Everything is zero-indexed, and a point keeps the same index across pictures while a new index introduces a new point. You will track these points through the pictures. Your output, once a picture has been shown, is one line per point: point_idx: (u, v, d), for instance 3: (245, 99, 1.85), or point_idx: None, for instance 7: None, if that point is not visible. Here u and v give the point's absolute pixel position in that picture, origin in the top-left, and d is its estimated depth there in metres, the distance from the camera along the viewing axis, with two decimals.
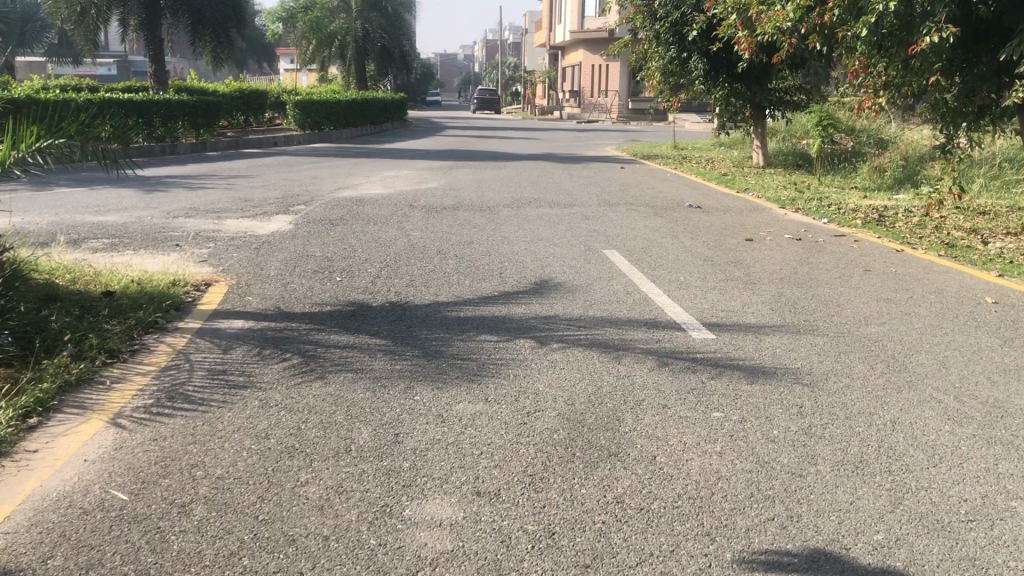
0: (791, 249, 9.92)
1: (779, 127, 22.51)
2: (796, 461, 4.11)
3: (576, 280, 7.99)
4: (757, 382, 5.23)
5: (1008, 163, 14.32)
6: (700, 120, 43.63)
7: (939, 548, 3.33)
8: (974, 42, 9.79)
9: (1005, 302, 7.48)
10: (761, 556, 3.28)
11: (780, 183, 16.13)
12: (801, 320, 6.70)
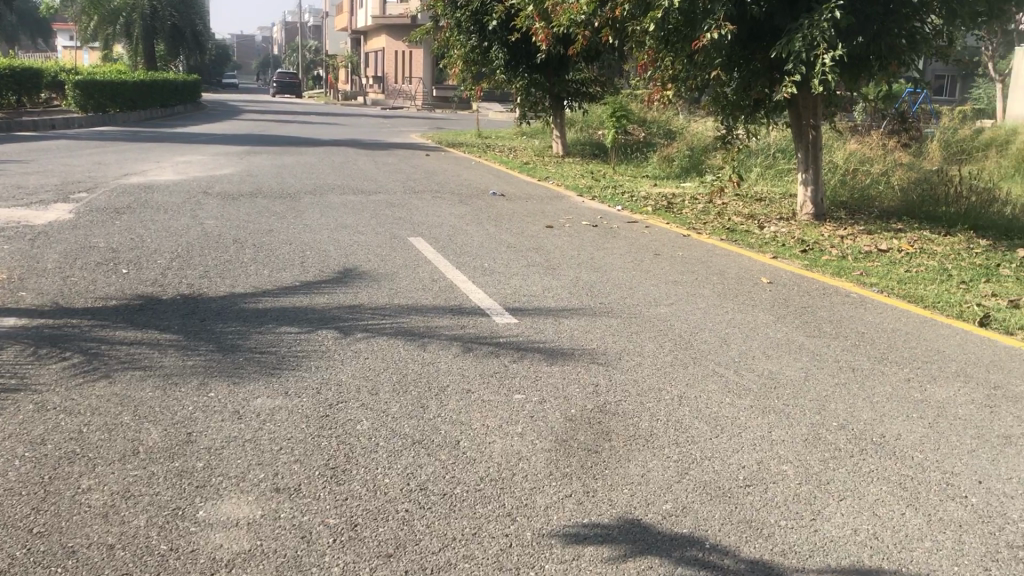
0: (588, 235, 10.29)
1: (577, 117, 23.27)
2: (592, 438, 4.28)
3: (379, 268, 7.92)
4: (556, 363, 5.39)
5: (782, 154, 15.49)
6: (503, 108, 44.34)
7: (721, 513, 3.56)
8: (749, 40, 10.49)
9: (778, 282, 8.11)
10: (559, 532, 3.39)
11: (578, 171, 16.69)
12: (598, 303, 6.97)
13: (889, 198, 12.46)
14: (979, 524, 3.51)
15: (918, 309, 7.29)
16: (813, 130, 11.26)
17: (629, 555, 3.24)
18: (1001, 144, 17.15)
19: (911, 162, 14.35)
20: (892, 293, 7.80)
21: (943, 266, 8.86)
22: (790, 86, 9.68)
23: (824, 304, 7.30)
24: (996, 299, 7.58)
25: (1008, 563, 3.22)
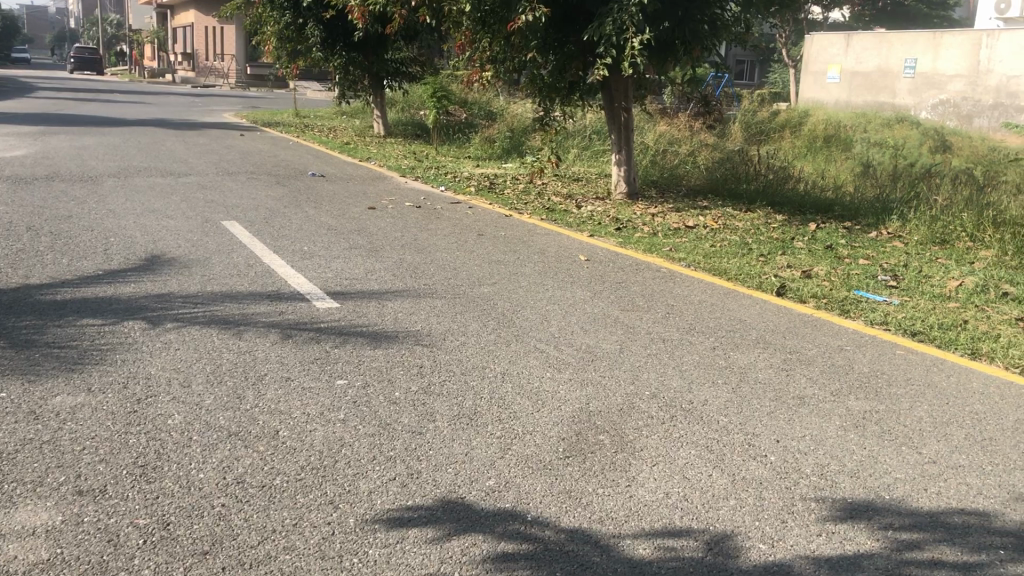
0: (411, 216, 10.23)
1: (398, 97, 23.07)
2: (416, 420, 4.27)
3: (190, 254, 7.57)
4: (379, 347, 5.34)
5: (597, 135, 15.94)
6: (322, 87, 43.28)
7: (541, 486, 3.65)
8: (563, 23, 10.75)
9: (595, 259, 8.36)
10: (382, 516, 3.37)
11: (400, 152, 16.57)
12: (421, 284, 6.96)
13: (696, 176, 13.11)
14: (777, 480, 3.77)
15: (723, 282, 7.72)
16: (625, 112, 11.68)
17: (452, 534, 3.27)
18: (794, 126, 18.41)
19: (715, 142, 15.16)
20: (700, 267, 8.22)
21: (744, 240, 9.42)
22: (601, 68, 10.01)
23: (638, 279, 7.60)
24: (790, 270, 8.14)
25: (802, 514, 3.47)
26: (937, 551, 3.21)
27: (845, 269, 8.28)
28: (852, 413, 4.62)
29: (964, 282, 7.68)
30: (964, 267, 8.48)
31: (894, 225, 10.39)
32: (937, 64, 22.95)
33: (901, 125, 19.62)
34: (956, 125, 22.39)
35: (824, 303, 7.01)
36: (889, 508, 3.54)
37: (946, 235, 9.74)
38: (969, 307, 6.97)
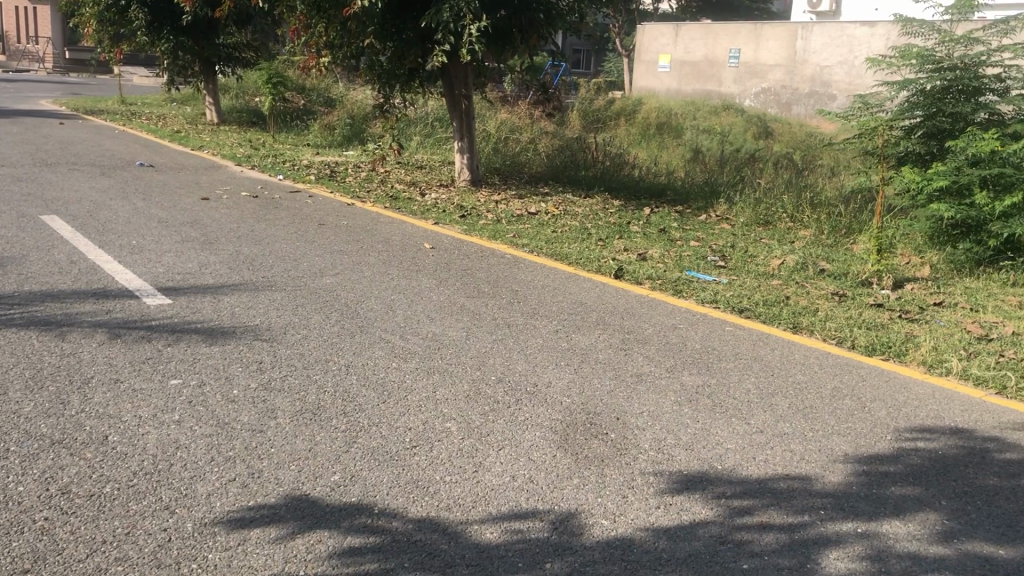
0: (248, 206, 9.88)
1: (231, 83, 22.23)
2: (256, 417, 4.15)
3: (4, 252, 7.03)
4: (216, 344, 5.15)
5: (439, 122, 15.89)
6: (149, 73, 41.14)
7: (387, 477, 3.62)
8: (400, 11, 10.65)
9: (440, 247, 8.35)
10: (222, 519, 3.25)
11: (234, 140, 15.99)
12: (260, 277, 6.74)
13: (537, 163, 13.33)
14: (617, 457, 3.90)
15: (564, 266, 7.87)
16: (466, 100, 11.72)
17: (297, 532, 3.19)
18: (629, 114, 18.96)
19: (555, 130, 15.43)
20: (541, 253, 8.36)
21: (584, 225, 9.64)
22: (439, 55, 9.98)
23: (482, 266, 7.64)
24: (627, 253, 8.39)
25: (642, 489, 3.60)
26: (765, 515, 3.40)
27: (678, 250, 8.64)
28: (687, 388, 4.83)
29: (786, 261, 8.15)
30: (785, 246, 9.01)
31: (721, 208, 10.91)
32: (759, 54, 24.10)
33: (728, 113, 20.54)
34: (777, 113, 23.52)
35: (660, 284, 7.27)
36: (722, 478, 3.72)
37: (769, 217, 10.32)
38: (790, 284, 7.41)
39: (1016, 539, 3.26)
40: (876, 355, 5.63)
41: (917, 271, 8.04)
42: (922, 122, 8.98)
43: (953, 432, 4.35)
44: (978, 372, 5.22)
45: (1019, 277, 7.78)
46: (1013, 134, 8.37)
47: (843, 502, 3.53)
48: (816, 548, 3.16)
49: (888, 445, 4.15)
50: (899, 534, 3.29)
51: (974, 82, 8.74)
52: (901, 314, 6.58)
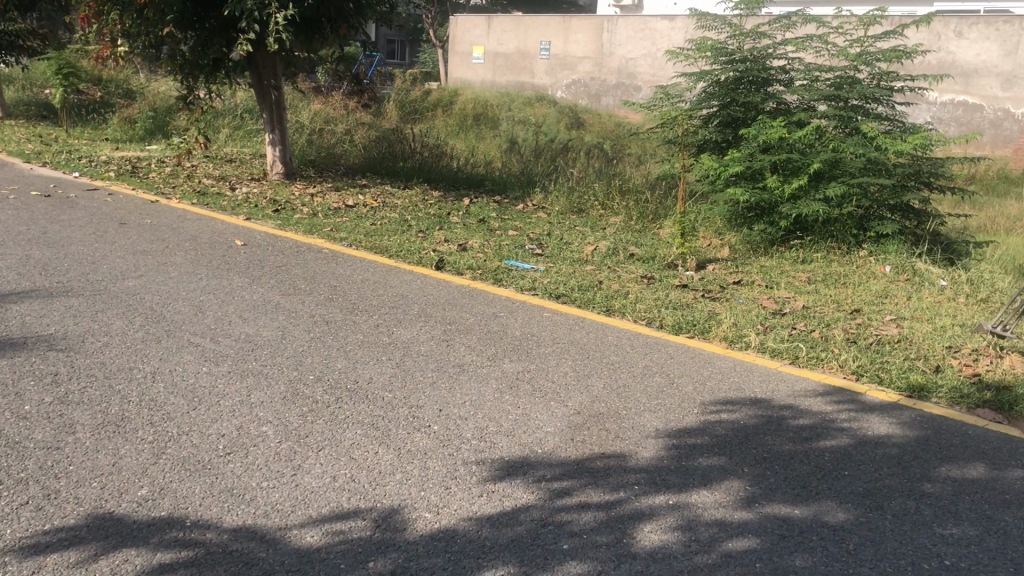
0: (38, 206, 9.16)
1: (15, 74, 20.55)
2: (51, 434, 3.85)
3: None
4: (4, 357, 4.74)
5: (249, 114, 15.33)
6: None
7: (199, 488, 3.45)
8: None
9: (252, 243, 8.06)
10: (14, 547, 3.00)
11: (22, 135, 14.77)
12: (53, 283, 6.26)
13: (353, 155, 13.12)
14: (440, 449, 3.89)
15: (383, 259, 7.79)
16: (275, 90, 11.36)
17: (99, 553, 2.99)
18: (445, 105, 18.99)
19: (370, 121, 15.23)
20: (360, 246, 8.23)
21: (402, 217, 9.58)
22: (245, 44, 9.65)
23: (299, 262, 7.44)
24: (447, 244, 8.41)
25: (464, 478, 3.62)
26: (583, 495, 3.50)
27: (497, 240, 8.75)
28: (507, 374, 4.91)
29: (598, 247, 8.42)
30: (598, 232, 9.32)
31: (537, 198, 11.14)
32: (568, 47, 24.25)
33: (541, 104, 20.92)
34: (588, 104, 23.88)
35: (480, 274, 7.33)
36: (542, 462, 3.79)
37: (582, 206, 10.64)
38: (603, 269, 7.66)
39: (809, 498, 3.52)
40: (682, 333, 5.92)
41: (718, 252, 8.53)
42: (718, 111, 9.49)
43: (752, 402, 4.64)
44: (773, 344, 5.59)
45: (807, 254, 8.40)
46: (798, 121, 8.95)
47: (656, 475, 3.69)
48: (631, 523, 3.29)
49: (695, 418, 4.37)
50: (706, 502, 3.46)
51: (763, 73, 9.24)
52: (704, 293, 6.94)
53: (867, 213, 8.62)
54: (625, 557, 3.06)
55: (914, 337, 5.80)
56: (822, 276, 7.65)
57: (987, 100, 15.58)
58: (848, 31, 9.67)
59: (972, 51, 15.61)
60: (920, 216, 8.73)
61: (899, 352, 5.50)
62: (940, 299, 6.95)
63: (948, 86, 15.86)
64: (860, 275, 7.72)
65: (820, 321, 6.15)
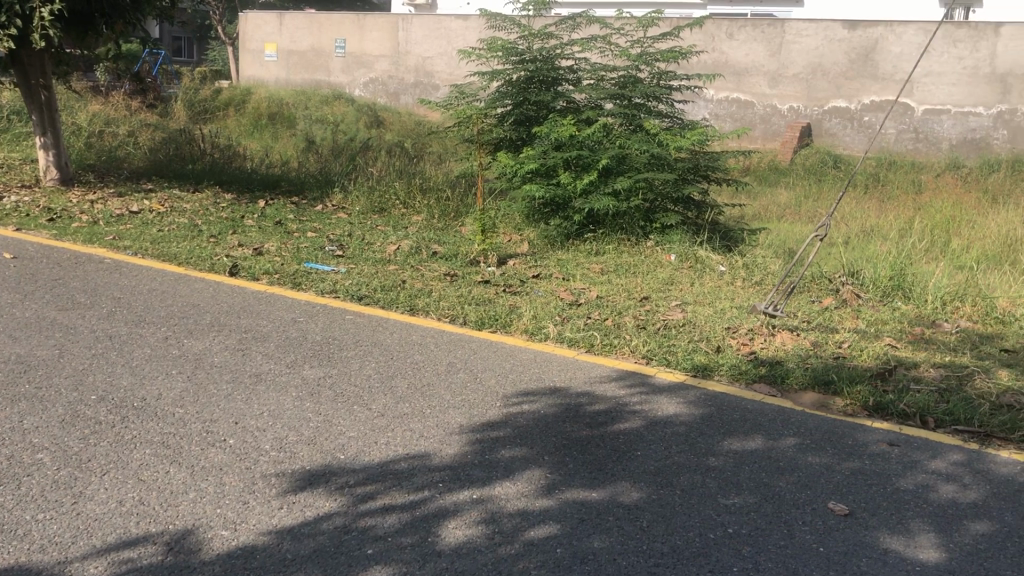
0: None
1: None
2: None
3: None
4: None
5: (16, 115, 14.14)
6: None
7: None
8: None
9: (24, 256, 7.43)
10: None
11: None
12: None
13: (136, 158, 12.38)
14: (236, 464, 3.74)
15: (172, 267, 7.40)
16: (44, 91, 10.51)
17: None
18: (237, 104, 18.30)
19: (155, 122, 14.43)
20: (146, 254, 7.78)
21: (192, 222, 9.14)
22: (7, 40, 8.86)
23: (78, 274, 6.93)
24: (242, 249, 8.10)
25: (262, 492, 3.50)
26: (387, 497, 3.47)
27: (295, 242, 8.52)
28: (307, 381, 4.79)
29: (400, 246, 8.39)
30: (399, 231, 9.28)
31: (336, 198, 10.97)
32: (364, 45, 23.10)
33: (337, 103, 20.57)
34: (386, 103, 22.82)
35: (277, 278, 7.12)
36: (344, 468, 3.73)
37: (382, 205, 10.58)
38: (404, 268, 7.64)
39: (606, 480, 3.66)
40: (485, 328, 6.00)
41: (517, 247, 8.72)
42: (511, 110, 9.67)
43: (551, 391, 4.77)
44: (571, 334, 5.77)
45: (600, 246, 8.74)
46: (587, 119, 9.27)
47: (459, 472, 3.71)
48: (436, 521, 3.30)
49: (497, 411, 4.45)
50: (508, 494, 3.53)
51: (552, 73, 9.50)
52: (505, 288, 7.06)
53: (653, 206, 9.08)
54: (429, 556, 3.06)
55: (697, 320, 6.16)
56: (614, 267, 7.98)
57: (757, 97, 16.77)
58: (628, 32, 10.11)
59: (742, 52, 16.77)
60: (700, 207, 9.29)
61: (685, 335, 5.83)
62: (720, 284, 7.43)
63: (722, 84, 16.97)
64: (649, 264, 8.13)
65: (613, 310, 6.41)
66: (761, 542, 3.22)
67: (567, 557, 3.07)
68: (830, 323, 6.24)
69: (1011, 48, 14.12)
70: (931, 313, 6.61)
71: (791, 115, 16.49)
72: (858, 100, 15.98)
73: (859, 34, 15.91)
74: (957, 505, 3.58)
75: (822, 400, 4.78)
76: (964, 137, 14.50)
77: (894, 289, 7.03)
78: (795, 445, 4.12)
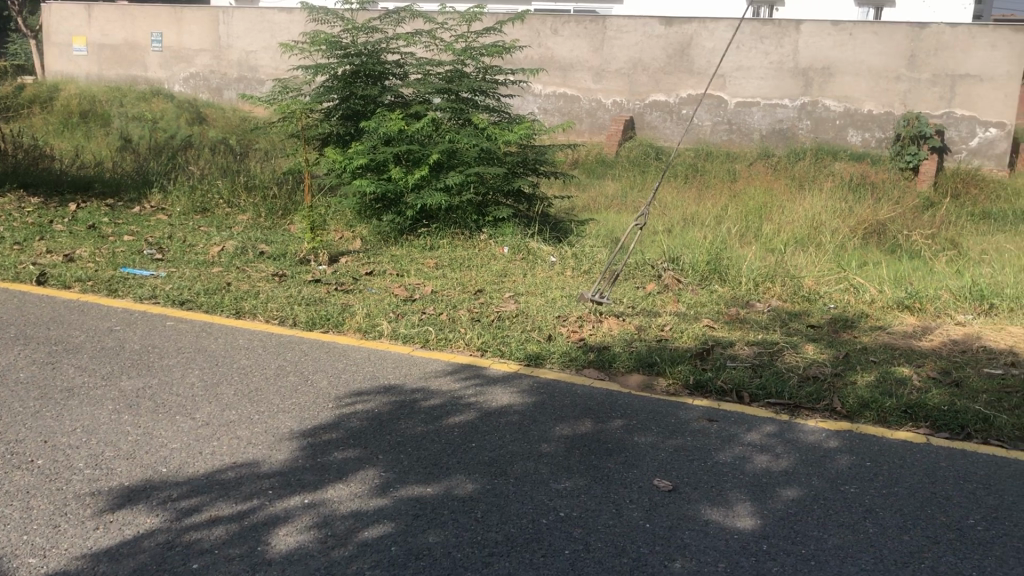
0: None
1: None
2: None
3: None
4: None
5: None
6: None
7: None
8: None
9: None
10: None
11: None
12: None
13: None
14: (46, 485, 3.49)
15: None
16: None
17: None
18: (44, 103, 17.12)
19: None
20: None
21: None
22: None
23: None
24: (50, 256, 7.57)
25: (76, 513, 3.28)
26: (213, 509, 3.34)
27: (110, 247, 8.03)
28: (125, 393, 4.52)
29: (224, 247, 8.07)
30: (224, 232, 8.92)
31: (155, 199, 10.45)
32: (182, 38, 21.83)
33: (154, 99, 19.52)
34: (208, 99, 21.59)
35: (91, 286, 6.69)
36: (166, 481, 3.56)
37: (205, 204, 10.16)
38: (229, 270, 7.36)
39: (440, 475, 3.66)
40: (316, 328, 5.87)
41: (349, 244, 8.58)
42: (338, 104, 9.47)
43: (384, 389, 4.72)
44: (405, 331, 5.73)
45: (434, 241, 8.72)
46: (415, 114, 9.21)
47: (290, 477, 3.62)
48: (265, 529, 3.20)
49: (330, 412, 4.37)
50: (341, 496, 3.47)
51: (378, 67, 9.35)
52: (337, 286, 6.92)
53: (484, 200, 9.14)
54: (259, 566, 2.96)
55: (529, 311, 6.26)
56: (448, 261, 7.99)
57: (583, 91, 17.21)
58: (451, 26, 10.10)
59: (567, 47, 17.18)
60: (530, 200, 9.42)
61: (517, 326, 5.91)
62: (550, 275, 7.57)
63: (548, 79, 17.36)
64: (482, 257, 8.19)
65: (447, 304, 6.42)
66: (591, 524, 3.30)
67: (402, 555, 3.05)
68: (654, 308, 6.49)
69: (811, 43, 15.05)
70: (745, 294, 7.00)
71: (615, 109, 17.04)
72: (677, 94, 16.64)
73: (674, 30, 16.54)
74: (770, 474, 3.80)
75: (647, 381, 4.96)
76: (773, 127, 15.41)
77: (712, 273, 7.38)
78: (622, 426, 4.26)
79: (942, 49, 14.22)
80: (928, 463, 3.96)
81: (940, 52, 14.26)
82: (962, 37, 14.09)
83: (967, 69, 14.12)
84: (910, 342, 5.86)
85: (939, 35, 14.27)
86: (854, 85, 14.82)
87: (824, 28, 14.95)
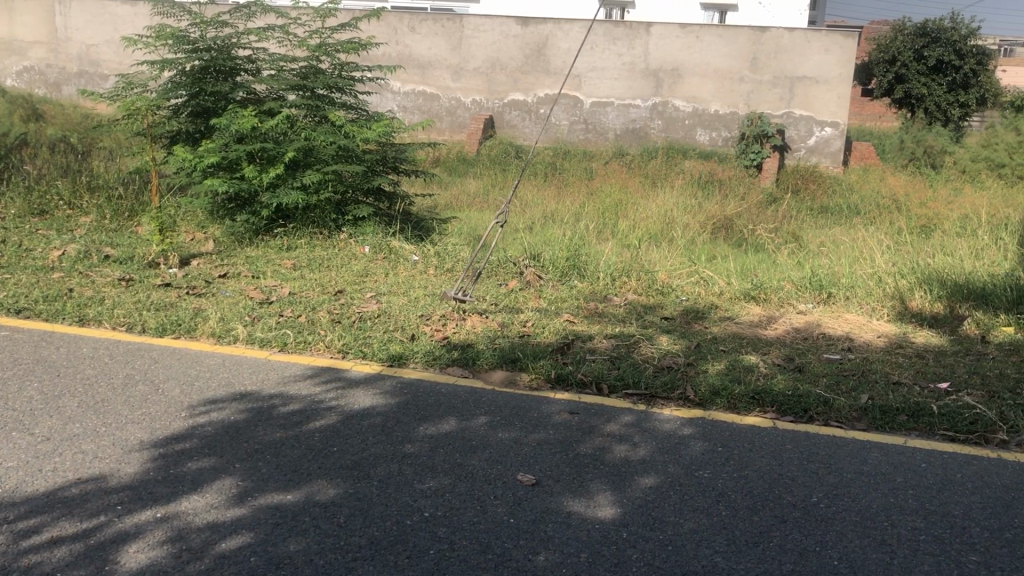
0: None
1: None
2: None
3: None
4: None
5: None
6: None
7: None
8: None
9: None
10: None
11: None
12: None
13: None
14: None
15: None
16: None
17: None
18: None
19: None
20: None
21: None
22: None
23: None
24: None
25: None
26: (55, 529, 3.14)
27: None
28: None
29: (65, 250, 7.62)
30: (64, 234, 8.43)
31: None
32: (14, 30, 20.45)
33: None
34: (45, 94, 20.29)
35: None
36: (1, 503, 3.32)
37: (43, 206, 9.56)
38: (71, 275, 6.96)
39: (300, 481, 3.57)
40: (168, 334, 5.63)
41: (202, 246, 8.27)
42: (186, 101, 9.09)
43: (241, 395, 4.57)
44: (262, 334, 5.57)
45: (291, 241, 8.52)
46: (268, 111, 8.95)
47: (140, 491, 3.45)
48: (114, 547, 3.04)
49: (182, 422, 4.19)
50: (196, 508, 3.34)
51: (229, 63, 9.02)
52: (189, 290, 6.66)
53: (343, 198, 8.98)
54: None
55: (391, 310, 6.20)
56: (307, 261, 7.83)
57: (442, 90, 17.19)
58: (304, 22, 9.87)
59: (424, 45, 17.09)
60: (390, 198, 9.34)
61: (379, 326, 5.84)
62: (413, 273, 7.53)
63: (406, 77, 17.25)
64: (343, 257, 8.05)
65: (306, 306, 6.28)
66: (455, 522, 3.30)
67: (261, 565, 2.96)
68: (515, 304, 6.55)
69: (660, 45, 15.53)
70: (603, 289, 7.17)
71: (474, 108, 17.11)
72: (534, 93, 16.86)
73: (530, 30, 16.74)
74: (628, 463, 3.91)
75: (509, 377, 5.00)
76: (627, 127, 15.83)
77: (571, 269, 7.51)
78: (486, 423, 4.28)
79: (781, 52, 14.97)
80: (775, 445, 4.17)
81: (779, 54, 14.99)
82: (799, 41, 14.86)
83: (804, 71, 14.91)
84: (757, 331, 6.15)
85: (778, 38, 15.01)
86: (702, 86, 15.41)
87: (673, 31, 15.46)
